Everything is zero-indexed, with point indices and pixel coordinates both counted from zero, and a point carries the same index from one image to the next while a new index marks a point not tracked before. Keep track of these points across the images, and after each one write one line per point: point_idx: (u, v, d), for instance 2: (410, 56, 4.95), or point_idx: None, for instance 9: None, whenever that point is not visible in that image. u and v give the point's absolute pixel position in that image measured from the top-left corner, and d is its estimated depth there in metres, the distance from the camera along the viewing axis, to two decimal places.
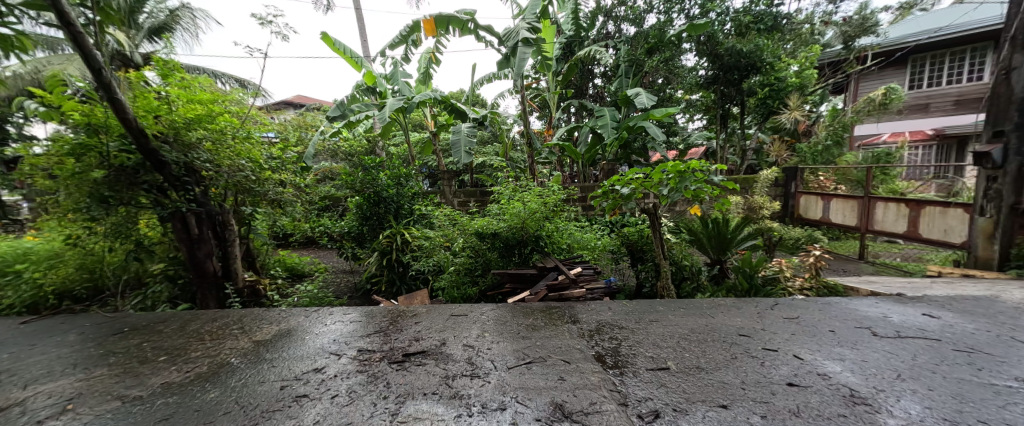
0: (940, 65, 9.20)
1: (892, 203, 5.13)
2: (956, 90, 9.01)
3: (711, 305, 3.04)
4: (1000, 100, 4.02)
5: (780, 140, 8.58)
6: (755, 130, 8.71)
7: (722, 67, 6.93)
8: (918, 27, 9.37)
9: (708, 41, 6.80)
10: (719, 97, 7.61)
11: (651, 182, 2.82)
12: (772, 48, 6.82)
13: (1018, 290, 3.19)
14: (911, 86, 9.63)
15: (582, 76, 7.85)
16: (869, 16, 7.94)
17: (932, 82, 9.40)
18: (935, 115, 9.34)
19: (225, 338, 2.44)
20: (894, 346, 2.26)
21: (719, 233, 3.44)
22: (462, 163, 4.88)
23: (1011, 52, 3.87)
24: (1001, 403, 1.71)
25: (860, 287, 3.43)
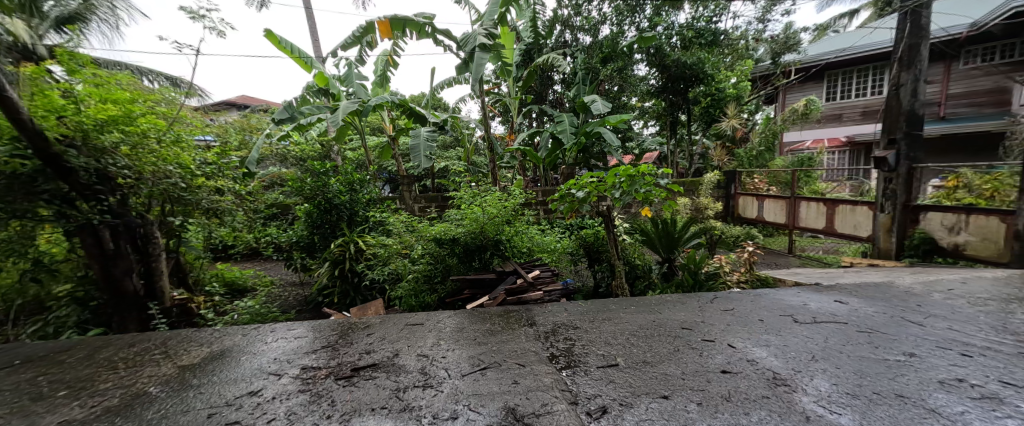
0: (849, 81, 10.35)
1: (813, 202, 5.73)
2: (863, 102, 10.19)
3: (658, 301, 3.19)
4: (892, 112, 4.59)
5: (723, 146, 9.12)
6: (700, 136, 9.32)
7: (670, 77, 7.40)
8: (832, 46, 10.54)
9: (657, 53, 7.22)
10: (668, 106, 8.08)
11: (604, 186, 2.90)
12: (714, 61, 7.34)
13: (909, 275, 3.66)
14: (829, 98, 10.76)
15: (541, 82, 8.00)
16: (793, 35, 8.83)
17: (843, 95, 10.55)
18: (847, 124, 10.52)
19: (144, 365, 2.20)
20: (813, 330, 2.51)
21: (668, 233, 3.63)
22: (422, 169, 4.73)
23: (898, 71, 4.46)
24: (892, 375, 1.95)
25: (787, 278, 3.77)
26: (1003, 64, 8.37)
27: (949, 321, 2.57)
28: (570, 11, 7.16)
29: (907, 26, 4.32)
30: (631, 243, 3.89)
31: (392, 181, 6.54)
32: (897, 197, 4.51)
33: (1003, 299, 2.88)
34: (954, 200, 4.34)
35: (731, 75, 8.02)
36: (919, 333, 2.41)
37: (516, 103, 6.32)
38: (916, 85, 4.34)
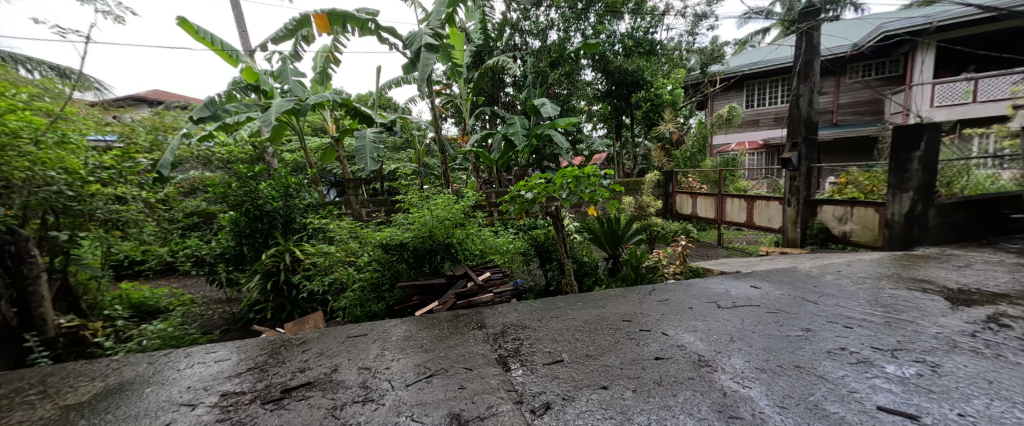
0: (763, 91, 11.66)
1: (737, 199, 6.38)
2: (775, 109, 11.50)
3: (603, 296, 3.38)
4: (794, 119, 5.24)
5: (663, 148, 9.86)
6: (643, 139, 9.92)
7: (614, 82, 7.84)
8: (750, 59, 11.83)
9: (601, 60, 7.60)
10: (613, 110, 8.56)
11: (552, 187, 2.98)
12: (653, 68, 7.86)
13: (810, 261, 4.22)
14: (749, 105, 12.01)
15: (493, 84, 8.03)
16: (718, 48, 9.74)
17: (759, 103, 11.84)
18: (763, 129, 11.85)
19: (15, 409, 1.88)
20: (732, 314, 2.83)
21: (612, 230, 3.84)
22: (368, 172, 4.50)
23: (798, 83, 5.11)
24: (791, 349, 2.28)
25: (714, 268, 4.17)
26: (877, 79, 9.94)
27: (837, 298, 3.01)
28: (518, 16, 7.19)
29: (803, 45, 4.98)
30: (581, 241, 4.05)
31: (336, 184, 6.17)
32: (800, 193, 5.19)
33: (876, 277, 3.43)
34: (844, 194, 5.07)
35: (667, 83, 8.64)
36: (814, 310, 2.80)
37: (467, 105, 6.28)
38: (812, 96, 5.01)
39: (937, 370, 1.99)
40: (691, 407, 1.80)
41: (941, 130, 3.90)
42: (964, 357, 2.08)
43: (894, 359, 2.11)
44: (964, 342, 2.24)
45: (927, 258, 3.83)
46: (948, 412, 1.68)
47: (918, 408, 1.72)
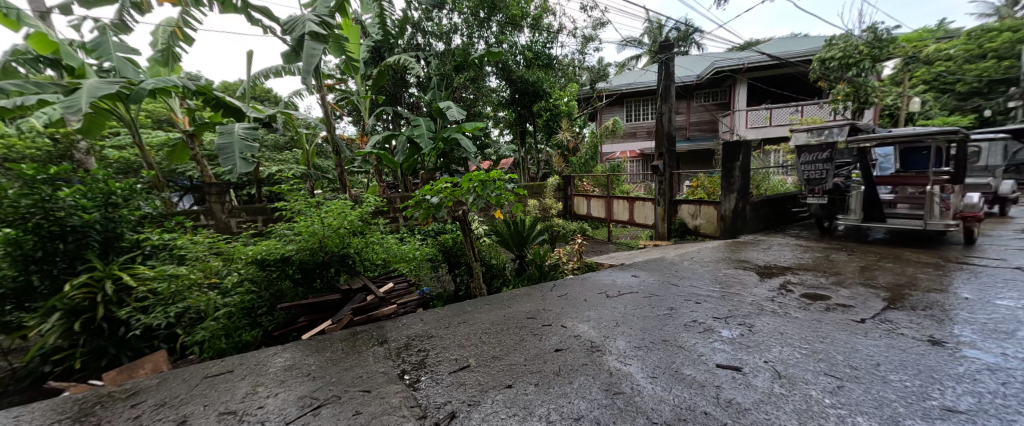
0: (638, 108, 13.68)
1: (621, 200, 7.31)
2: (646, 124, 13.58)
3: (510, 296, 3.50)
4: (659, 132, 6.10)
5: (561, 155, 10.10)
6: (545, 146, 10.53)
7: (518, 91, 8.17)
8: (627, 80, 13.83)
9: (504, 69, 7.87)
10: (516, 117, 8.88)
11: (459, 190, 2.98)
12: (551, 81, 8.44)
13: (673, 250, 5.11)
14: (628, 119, 13.88)
15: (395, 84, 7.58)
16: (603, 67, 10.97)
17: (634, 117, 13.83)
18: (640, 140, 13.78)
19: None
20: (618, 301, 3.25)
21: (519, 232, 4.02)
22: (238, 175, 3.76)
23: (661, 103, 5.94)
24: (661, 326, 2.73)
25: (604, 263, 4.69)
26: (713, 103, 12.63)
27: (692, 279, 3.72)
28: (420, 15, 7.09)
29: (662, 72, 5.82)
30: (489, 243, 4.14)
31: (192, 191, 4.90)
32: (666, 195, 6.18)
33: (718, 261, 4.33)
34: (696, 195, 6.23)
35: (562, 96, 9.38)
36: (676, 292, 3.41)
37: (366, 103, 5.79)
38: (672, 114, 5.89)
39: (752, 329, 2.63)
40: (584, 391, 2.03)
41: (750, 147, 5.32)
42: (767, 316, 2.81)
43: (726, 324, 2.71)
44: (768, 305, 3.01)
45: (747, 244, 5.00)
46: (758, 361, 2.25)
47: (741, 361, 2.26)
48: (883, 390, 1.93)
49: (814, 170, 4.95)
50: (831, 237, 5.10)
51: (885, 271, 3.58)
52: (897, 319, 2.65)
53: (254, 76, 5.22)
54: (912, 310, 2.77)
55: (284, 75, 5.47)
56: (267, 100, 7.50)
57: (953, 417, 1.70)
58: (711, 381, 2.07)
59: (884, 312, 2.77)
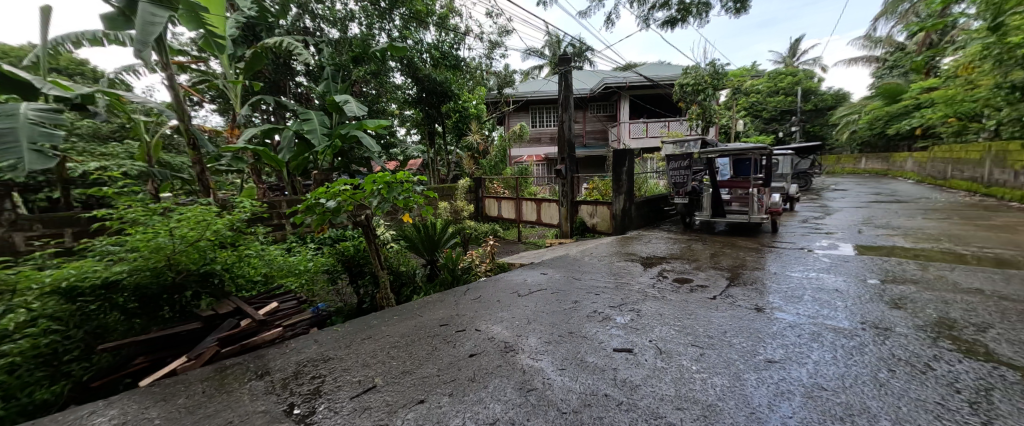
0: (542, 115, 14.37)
1: (529, 201, 7.50)
2: (548, 130, 14.40)
3: (420, 304, 3.31)
4: (561, 138, 6.46)
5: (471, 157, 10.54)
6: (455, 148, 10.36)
7: (425, 90, 7.71)
8: (532, 87, 14.52)
9: (410, 66, 7.29)
10: (425, 117, 8.46)
11: (360, 193, 2.77)
12: (459, 82, 8.27)
13: (575, 247, 5.51)
14: (534, 125, 14.46)
15: (275, 68, 6.04)
16: (509, 74, 11.12)
17: (538, 124, 14.47)
18: (544, 145, 14.49)
19: None
20: (528, 300, 3.37)
21: (429, 236, 3.85)
22: (26, 172, 2.73)
23: (561, 112, 6.36)
24: (567, 319, 2.93)
25: (515, 262, 4.78)
26: (604, 115, 14.16)
27: (591, 273, 4.10)
28: None
29: (563, 83, 6.22)
30: (397, 249, 3.85)
31: None
32: (568, 196, 6.54)
33: (612, 255, 4.86)
34: (592, 196, 6.84)
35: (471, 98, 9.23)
36: (579, 286, 3.70)
37: (235, 89, 4.86)
38: (570, 123, 6.38)
39: (639, 313, 3.01)
40: (499, 393, 2.04)
41: (633, 155, 6.10)
42: (650, 301, 3.25)
43: (620, 311, 3.06)
44: (651, 291, 3.49)
45: (633, 239, 5.71)
46: (645, 341, 2.58)
47: (633, 343, 2.56)
48: (730, 352, 2.42)
49: (679, 175, 5.94)
50: (691, 230, 6.17)
51: (727, 256, 4.50)
52: (736, 294, 3.35)
53: (52, 39, 3.79)
54: (746, 286, 3.54)
55: (106, 44, 4.15)
56: (79, 76, 5.40)
57: (772, 366, 2.23)
58: (610, 365, 2.30)
59: (728, 289, 3.48)
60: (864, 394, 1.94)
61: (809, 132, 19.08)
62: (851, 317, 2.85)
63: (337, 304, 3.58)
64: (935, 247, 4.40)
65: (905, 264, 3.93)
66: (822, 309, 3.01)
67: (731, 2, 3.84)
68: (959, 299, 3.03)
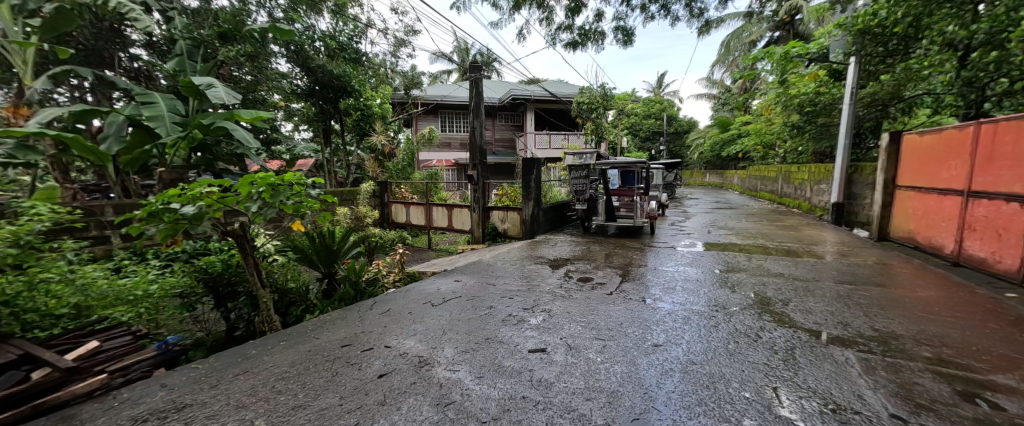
0: (452, 120, 14.18)
1: (440, 207, 7.19)
2: (458, 136, 14.24)
3: (314, 325, 2.88)
4: (473, 144, 6.42)
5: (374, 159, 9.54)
6: (354, 148, 9.46)
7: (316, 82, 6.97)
8: (439, 92, 14.28)
9: (298, 52, 6.37)
10: (318, 113, 7.80)
11: (233, 197, 2.36)
12: (359, 77, 7.57)
13: (489, 253, 5.49)
14: (443, 129, 14.11)
15: (93, 34, 4.61)
16: (415, 75, 10.65)
17: (446, 128, 14.17)
18: (453, 151, 14.23)
19: None
20: (442, 309, 3.22)
21: (327, 246, 3.45)
22: None
23: (472, 118, 6.34)
24: (484, 326, 2.88)
25: (428, 270, 4.52)
26: (510, 125, 14.60)
27: (505, 277, 4.14)
28: None
29: (475, 90, 6.24)
30: (282, 263, 3.30)
31: None
32: (480, 202, 6.51)
33: (522, 258, 4.99)
34: (502, 202, 6.94)
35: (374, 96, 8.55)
36: (494, 291, 3.69)
37: (26, 52, 3.74)
38: (482, 129, 6.39)
39: (551, 313, 3.14)
40: (414, 413, 1.86)
41: (541, 164, 6.42)
42: (558, 301, 3.43)
43: (533, 313, 3.15)
44: (559, 292, 3.68)
45: (541, 243, 5.98)
46: (557, 339, 2.70)
47: (548, 342, 2.64)
48: (626, 341, 2.69)
49: (579, 184, 6.49)
50: (589, 234, 6.79)
51: (618, 255, 5.06)
52: (629, 288, 3.77)
53: None
54: (635, 281, 4.01)
55: None
56: None
57: (658, 349, 2.56)
58: (526, 366, 2.32)
59: (621, 285, 3.89)
60: (722, 363, 2.36)
61: (671, 152, 22.93)
62: (711, 300, 3.48)
63: (198, 334, 2.96)
64: (757, 242, 5.71)
65: (737, 256, 5.01)
66: (689, 296, 3.60)
67: (620, 35, 4.43)
68: (772, 281, 3.97)
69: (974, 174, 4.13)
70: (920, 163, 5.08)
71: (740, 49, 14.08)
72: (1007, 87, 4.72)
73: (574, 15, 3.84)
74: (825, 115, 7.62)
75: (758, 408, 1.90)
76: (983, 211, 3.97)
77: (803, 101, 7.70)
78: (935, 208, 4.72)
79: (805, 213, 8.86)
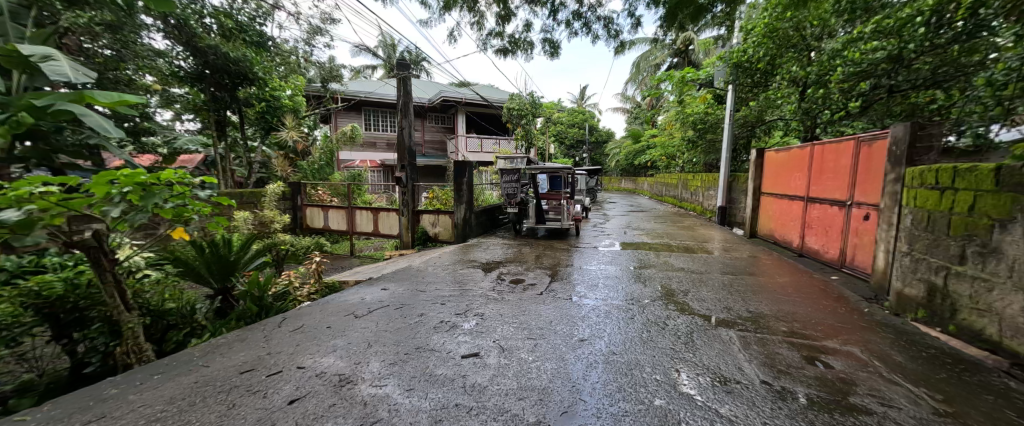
0: (378, 119, 13.50)
1: (364, 210, 6.77)
2: (385, 136, 13.62)
3: (204, 350, 2.50)
4: (401, 144, 6.16)
5: (284, 157, 8.67)
6: (259, 144, 8.51)
7: (207, 65, 6.14)
8: (363, 88, 13.53)
9: (180, 28, 5.49)
10: (208, 101, 6.69)
11: (85, 199, 2.00)
12: (264, 65, 6.84)
13: (419, 258, 5.30)
14: (367, 127, 13.37)
15: None
16: (335, 68, 9.92)
17: (371, 126, 13.45)
18: (378, 151, 13.54)
19: None
20: (366, 320, 3.02)
21: (220, 257, 3.13)
22: None
23: (400, 118, 6.09)
24: (413, 334, 2.76)
25: (349, 279, 4.22)
26: (442, 126, 14.33)
27: (436, 283, 4.02)
28: None
29: (402, 89, 6.02)
30: (156, 279, 2.90)
31: None
32: (409, 205, 6.27)
33: (451, 263, 4.89)
34: (433, 206, 6.80)
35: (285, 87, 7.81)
36: (424, 297, 3.57)
37: None
38: (411, 130, 6.17)
39: (483, 316, 3.13)
40: None
41: (473, 168, 6.39)
42: (491, 304, 3.42)
43: (466, 318, 3.10)
44: (490, 294, 3.68)
45: (472, 246, 5.94)
46: (488, 342, 2.69)
47: (479, 347, 2.62)
48: (554, 338, 2.77)
49: (511, 187, 6.62)
50: (521, 236, 6.89)
51: (545, 256, 5.21)
52: (558, 288, 3.90)
53: None
54: (559, 281, 4.16)
55: None
56: None
57: (584, 343, 2.68)
58: (458, 373, 2.27)
59: (550, 285, 4.01)
60: (639, 352, 2.54)
61: (593, 159, 24.48)
62: (628, 295, 3.74)
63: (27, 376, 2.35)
64: (666, 241, 6.31)
65: (648, 253, 5.46)
66: (609, 292, 3.83)
67: (548, 47, 4.58)
68: (675, 275, 4.39)
69: (811, 183, 5.02)
70: (776, 173, 6.05)
71: (648, 70, 15.60)
72: (828, 118, 5.75)
73: (504, 23, 3.88)
74: (713, 132, 8.72)
75: (667, 389, 2.08)
76: (817, 212, 4.85)
77: (695, 119, 8.69)
78: (787, 210, 5.65)
79: (699, 215, 10.03)
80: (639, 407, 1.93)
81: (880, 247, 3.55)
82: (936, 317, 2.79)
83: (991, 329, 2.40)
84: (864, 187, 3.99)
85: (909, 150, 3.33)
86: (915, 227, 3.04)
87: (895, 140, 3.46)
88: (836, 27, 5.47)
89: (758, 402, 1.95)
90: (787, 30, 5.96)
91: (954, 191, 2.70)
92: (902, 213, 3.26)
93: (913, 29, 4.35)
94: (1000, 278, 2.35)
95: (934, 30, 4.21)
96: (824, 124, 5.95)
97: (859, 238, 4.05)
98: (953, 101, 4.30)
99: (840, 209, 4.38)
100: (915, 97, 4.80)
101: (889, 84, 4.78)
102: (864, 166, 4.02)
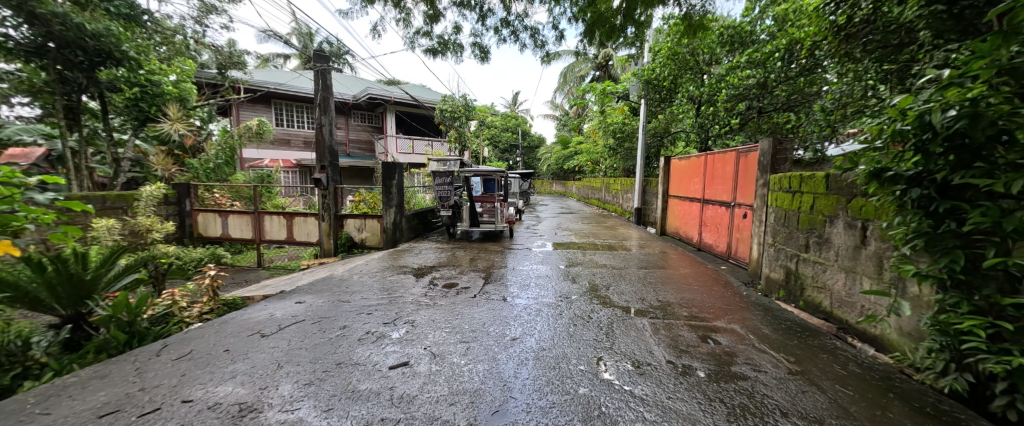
0: (292, 114, 12.40)
1: (276, 215, 6.14)
2: (303, 134, 12.57)
3: (44, 391, 2.04)
4: (320, 143, 5.72)
5: (167, 153, 7.50)
6: (135, 137, 7.29)
7: (53, 39, 4.99)
8: (272, 79, 12.33)
9: None
10: (58, 80, 5.49)
11: None
12: (137, 43, 5.89)
13: (342, 266, 4.96)
14: (278, 123, 12.20)
15: None
16: (238, 54, 8.89)
17: (284, 122, 12.31)
18: (294, 149, 12.44)
19: None
20: (278, 339, 2.73)
21: (72, 277, 2.65)
22: None
23: (319, 114, 5.64)
24: (333, 350, 2.56)
25: (255, 293, 3.78)
26: (369, 125, 13.57)
27: (362, 292, 3.78)
28: None
29: (319, 82, 5.54)
30: None
31: None
32: (331, 209, 5.83)
33: (375, 270, 4.64)
34: (360, 209, 6.41)
35: (168, 71, 6.87)
36: (348, 308, 3.34)
37: None
38: (331, 127, 5.74)
39: (414, 323, 3.01)
40: None
41: (403, 169, 6.16)
42: (424, 310, 3.31)
43: (395, 326, 2.95)
44: (422, 300, 3.56)
45: (402, 252, 5.72)
46: (419, 349, 2.59)
47: (409, 355, 2.51)
48: (486, 339, 2.76)
49: (444, 190, 6.51)
50: (454, 239, 6.78)
51: (473, 260, 5.18)
52: (491, 290, 3.90)
53: None
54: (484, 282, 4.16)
55: None
56: None
57: (515, 342, 2.71)
58: (386, 385, 2.15)
59: (484, 287, 4.01)
60: (564, 346, 2.63)
61: (524, 163, 25.14)
62: (558, 292, 3.87)
63: None
64: (588, 241, 6.66)
65: (570, 253, 5.70)
66: (539, 292, 3.92)
67: (477, 50, 4.59)
68: (591, 272, 4.63)
69: (706, 187, 5.66)
70: (680, 178, 6.72)
71: (574, 80, 16.47)
72: (717, 132, 6.65)
73: (433, 23, 3.81)
74: (629, 141, 9.45)
75: (588, 378, 2.19)
76: (710, 213, 5.48)
77: (615, 128, 9.37)
78: (688, 211, 6.32)
79: (619, 216, 10.79)
80: (565, 397, 2.00)
81: (755, 240, 4.09)
82: (793, 296, 3.30)
83: (826, 302, 2.90)
84: (742, 190, 4.61)
85: (772, 160, 3.87)
86: (778, 223, 3.56)
87: (763, 153, 3.99)
88: (721, 56, 6.31)
89: (664, 381, 2.13)
90: (685, 55, 6.60)
91: (801, 193, 3.23)
92: (769, 212, 3.80)
93: (774, 62, 5.37)
94: (831, 261, 2.86)
95: (787, 64, 5.27)
96: (713, 137, 6.82)
97: (740, 234, 4.65)
98: (801, 121, 5.53)
99: (727, 209, 4.99)
100: (777, 118, 5.89)
101: (757, 106, 5.78)
102: (743, 173, 4.62)
